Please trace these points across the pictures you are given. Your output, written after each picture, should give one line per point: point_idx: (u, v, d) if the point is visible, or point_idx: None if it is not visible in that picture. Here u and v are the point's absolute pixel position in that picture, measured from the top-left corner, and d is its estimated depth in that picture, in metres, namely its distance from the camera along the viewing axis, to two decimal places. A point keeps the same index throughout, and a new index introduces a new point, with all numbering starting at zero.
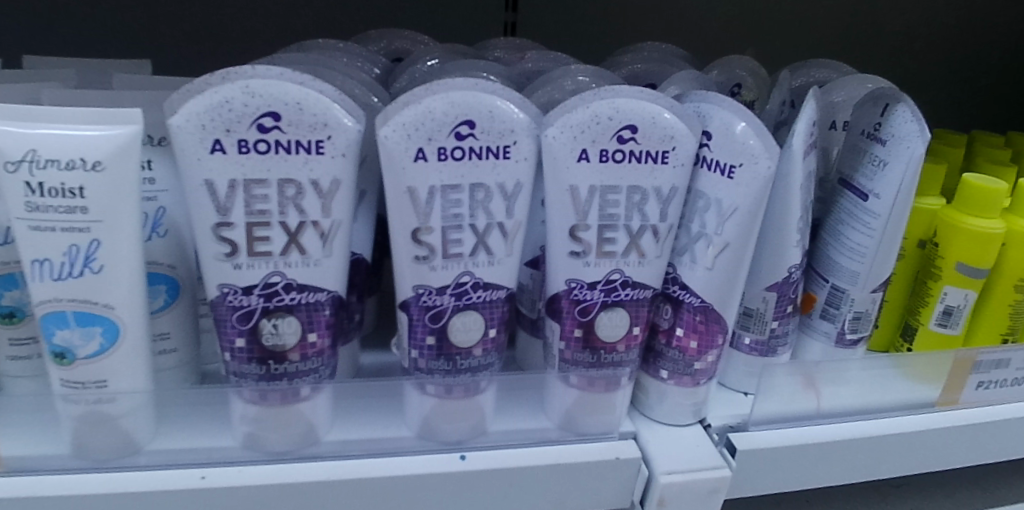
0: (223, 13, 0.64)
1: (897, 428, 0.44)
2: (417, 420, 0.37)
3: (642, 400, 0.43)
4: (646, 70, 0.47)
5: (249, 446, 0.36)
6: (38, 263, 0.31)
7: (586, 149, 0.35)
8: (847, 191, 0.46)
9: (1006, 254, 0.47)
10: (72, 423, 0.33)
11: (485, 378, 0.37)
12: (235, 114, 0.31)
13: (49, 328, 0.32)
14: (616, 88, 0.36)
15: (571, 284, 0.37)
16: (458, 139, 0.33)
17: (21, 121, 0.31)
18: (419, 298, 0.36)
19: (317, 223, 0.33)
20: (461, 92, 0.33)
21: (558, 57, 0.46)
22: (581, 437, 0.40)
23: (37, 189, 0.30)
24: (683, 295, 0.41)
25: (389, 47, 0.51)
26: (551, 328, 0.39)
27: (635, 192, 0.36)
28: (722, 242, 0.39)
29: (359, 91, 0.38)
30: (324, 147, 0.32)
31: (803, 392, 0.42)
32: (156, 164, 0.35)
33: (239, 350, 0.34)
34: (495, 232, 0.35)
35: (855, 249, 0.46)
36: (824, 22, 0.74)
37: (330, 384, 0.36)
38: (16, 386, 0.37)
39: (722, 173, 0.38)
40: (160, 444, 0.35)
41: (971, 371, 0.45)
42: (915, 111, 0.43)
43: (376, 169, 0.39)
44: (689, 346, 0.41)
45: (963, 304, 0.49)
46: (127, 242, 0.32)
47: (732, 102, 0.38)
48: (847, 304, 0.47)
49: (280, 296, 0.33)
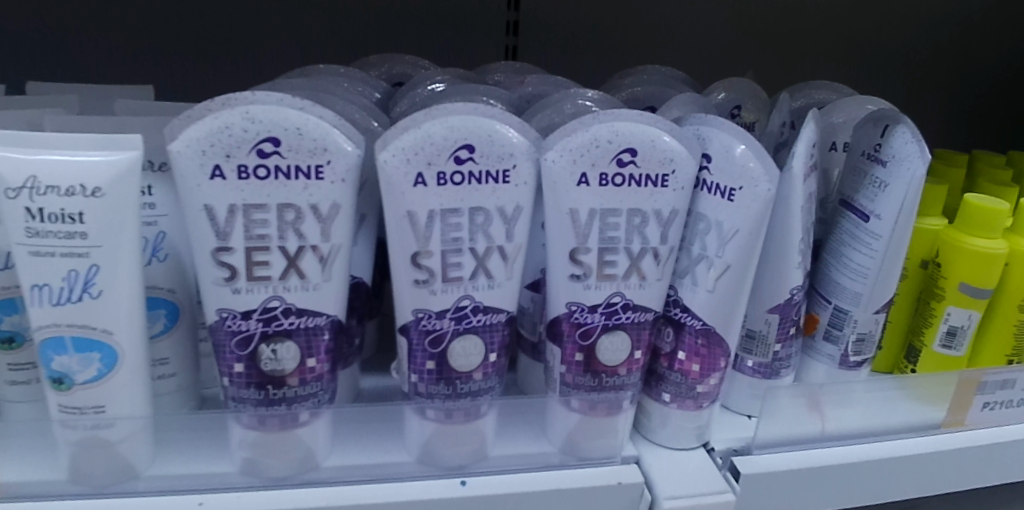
0: (226, 40, 0.64)
1: (903, 450, 0.44)
2: (417, 445, 0.37)
3: (644, 423, 0.43)
4: (647, 94, 0.48)
5: (248, 472, 0.35)
6: (37, 288, 0.31)
7: (586, 173, 0.35)
8: (848, 212, 0.46)
9: (1010, 274, 0.47)
10: (70, 449, 0.33)
11: (486, 402, 0.37)
12: (234, 139, 0.31)
13: (48, 354, 0.32)
14: (615, 111, 0.36)
15: (571, 307, 0.37)
16: (458, 164, 0.33)
17: (23, 148, 0.31)
18: (418, 321, 0.35)
19: (316, 247, 0.33)
20: (461, 117, 0.33)
21: (558, 80, 0.47)
22: (583, 462, 0.39)
23: (38, 215, 0.30)
24: (684, 318, 0.41)
25: (390, 71, 0.51)
26: (551, 352, 0.39)
27: (635, 215, 0.36)
28: (723, 265, 0.39)
29: (359, 116, 0.38)
30: (323, 172, 0.32)
31: (807, 415, 0.42)
32: (156, 190, 0.35)
33: (238, 375, 0.34)
34: (495, 256, 0.35)
35: (856, 270, 0.46)
36: (824, 43, 0.75)
37: (330, 409, 0.36)
38: (15, 411, 0.37)
39: (722, 196, 0.38)
40: (159, 469, 0.35)
41: (977, 392, 0.44)
42: (915, 132, 0.43)
43: (376, 193, 0.39)
44: (691, 370, 0.41)
45: (967, 325, 0.48)
46: (127, 268, 0.32)
47: (732, 125, 0.38)
48: (849, 326, 0.47)
49: (279, 321, 0.33)
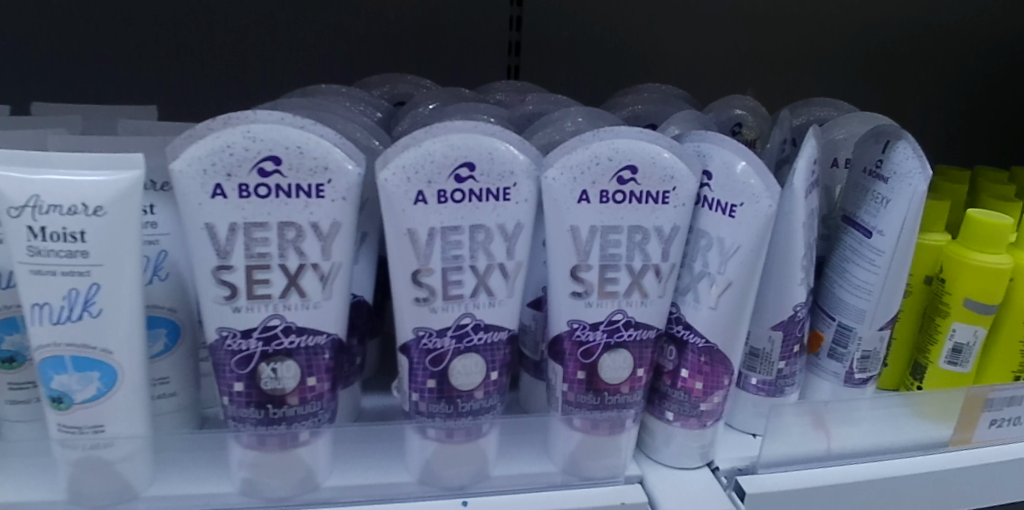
0: (229, 63, 0.65)
1: (910, 469, 0.43)
2: (418, 465, 0.36)
3: (647, 442, 0.43)
4: (647, 111, 0.48)
5: (247, 492, 0.35)
6: (38, 306, 0.31)
7: (586, 191, 0.35)
8: (851, 228, 0.46)
9: (1015, 289, 0.47)
10: (68, 469, 0.33)
11: (487, 421, 0.36)
12: (235, 158, 0.31)
13: (48, 373, 0.32)
14: (615, 129, 0.36)
15: (572, 325, 0.37)
16: (458, 182, 0.33)
17: (25, 166, 0.31)
18: (419, 340, 0.35)
19: (317, 266, 0.33)
20: (461, 135, 0.33)
21: (558, 99, 0.47)
22: (586, 482, 0.39)
23: (39, 233, 0.30)
24: (687, 335, 0.40)
25: (391, 91, 0.51)
26: (553, 371, 0.39)
27: (636, 232, 0.36)
28: (724, 281, 0.39)
29: (360, 134, 0.38)
30: (324, 191, 0.32)
31: (813, 433, 0.41)
32: (158, 208, 0.36)
33: (237, 395, 0.34)
34: (495, 274, 0.35)
35: (860, 286, 0.45)
36: (824, 63, 0.75)
37: (330, 428, 0.36)
38: (14, 431, 0.37)
39: (723, 212, 0.38)
40: (159, 489, 0.35)
41: (984, 409, 0.44)
42: (916, 148, 0.43)
43: (376, 212, 0.40)
44: (695, 387, 0.41)
45: (973, 341, 0.48)
46: (128, 288, 0.32)
47: (732, 142, 0.38)
48: (854, 343, 0.47)
49: (279, 340, 0.33)
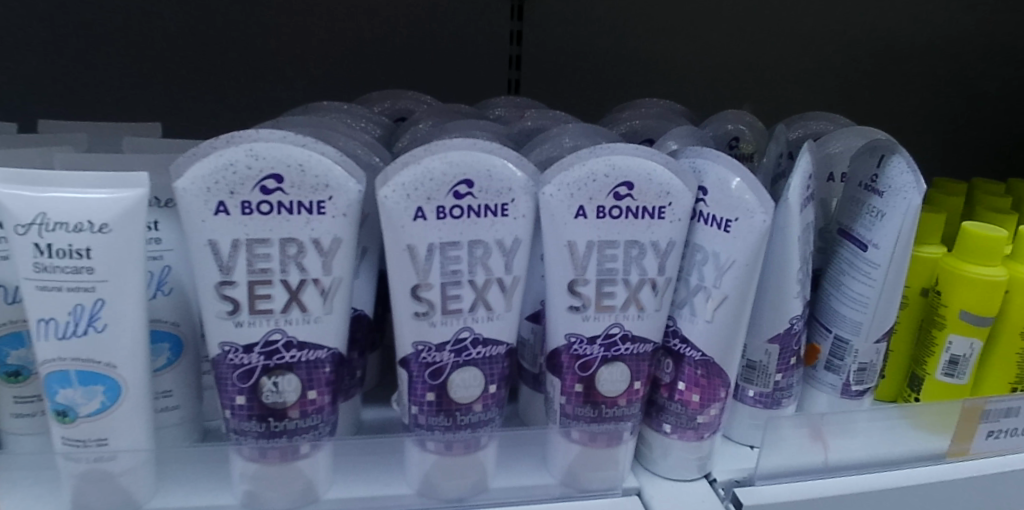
0: (233, 76, 0.66)
1: (907, 481, 0.43)
2: (417, 477, 0.37)
3: (645, 454, 0.43)
4: (645, 127, 0.48)
5: (248, 504, 0.35)
6: (43, 322, 0.31)
7: (583, 206, 0.36)
8: (846, 241, 0.46)
9: (1010, 301, 0.47)
10: (72, 481, 0.33)
11: (486, 434, 0.37)
12: (238, 176, 0.32)
13: (52, 387, 0.32)
14: (612, 145, 0.36)
15: (570, 338, 0.38)
16: (457, 198, 0.34)
17: (32, 185, 0.32)
18: (418, 354, 0.36)
19: (317, 281, 0.34)
20: (460, 153, 0.34)
21: (557, 114, 0.47)
22: (584, 494, 0.39)
23: (46, 250, 0.31)
24: (684, 349, 0.41)
25: (392, 106, 0.52)
26: (551, 383, 0.39)
27: (633, 246, 0.37)
28: (720, 295, 0.39)
29: (361, 151, 0.39)
30: (325, 207, 0.33)
31: (811, 445, 0.42)
32: (162, 225, 0.36)
33: (239, 408, 0.35)
34: (493, 288, 0.36)
35: (856, 299, 0.46)
36: (821, 76, 0.76)
37: (331, 441, 0.36)
38: (18, 443, 0.37)
39: (718, 226, 0.38)
40: (161, 501, 0.35)
41: (980, 421, 0.44)
42: (910, 163, 0.43)
43: (377, 227, 0.40)
44: (691, 400, 0.41)
45: (969, 353, 0.48)
46: (131, 303, 0.32)
47: (727, 158, 0.39)
48: (851, 355, 0.47)
49: (280, 354, 0.34)
